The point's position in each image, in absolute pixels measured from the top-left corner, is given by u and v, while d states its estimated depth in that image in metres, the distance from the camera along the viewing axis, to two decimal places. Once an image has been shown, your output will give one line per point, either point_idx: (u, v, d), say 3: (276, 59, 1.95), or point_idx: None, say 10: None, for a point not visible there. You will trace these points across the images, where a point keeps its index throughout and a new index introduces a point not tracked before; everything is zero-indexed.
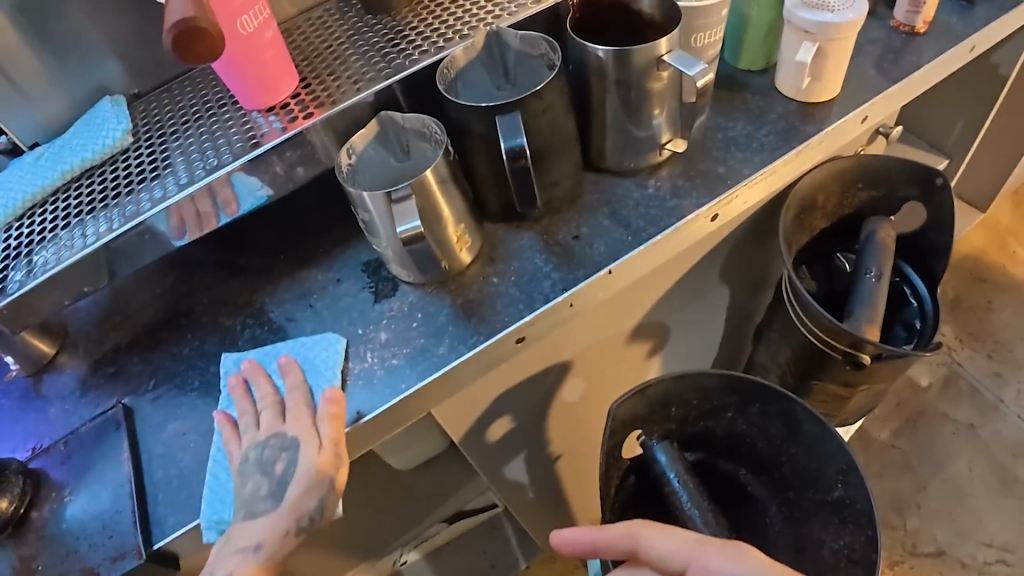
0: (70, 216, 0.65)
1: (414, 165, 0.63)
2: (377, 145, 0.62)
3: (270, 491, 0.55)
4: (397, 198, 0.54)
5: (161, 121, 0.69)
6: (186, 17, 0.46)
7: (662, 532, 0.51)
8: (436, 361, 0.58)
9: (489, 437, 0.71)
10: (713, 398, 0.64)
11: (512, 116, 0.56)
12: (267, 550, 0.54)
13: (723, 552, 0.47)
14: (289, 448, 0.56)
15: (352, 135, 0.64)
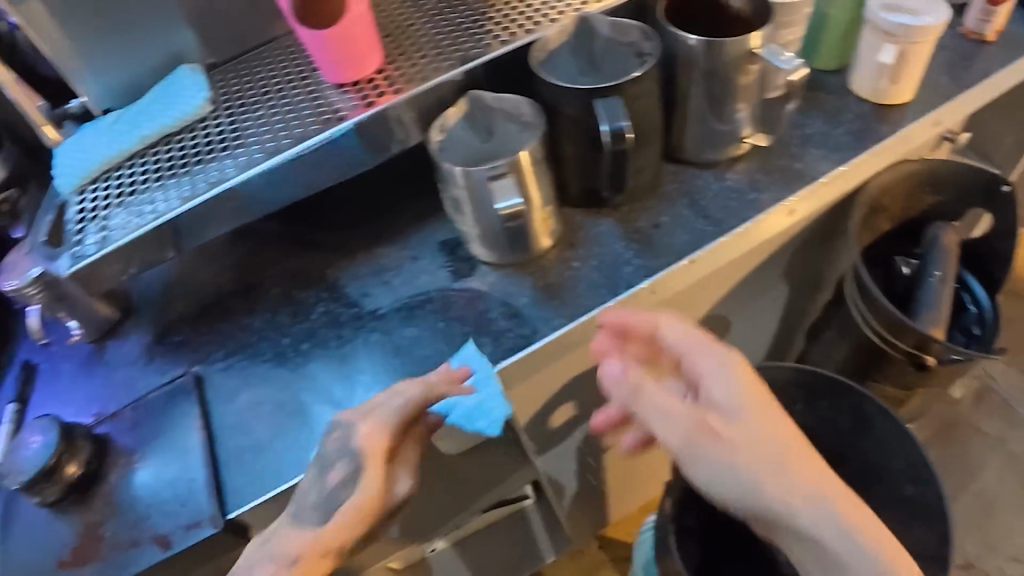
0: (149, 181, 0.65)
1: (504, 147, 0.59)
2: (468, 124, 0.60)
3: (322, 499, 0.49)
4: (494, 177, 0.55)
5: (240, 90, 0.68)
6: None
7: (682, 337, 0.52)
8: (519, 340, 0.58)
9: (552, 422, 0.71)
10: (784, 392, 0.65)
11: (610, 100, 0.55)
12: (300, 567, 0.47)
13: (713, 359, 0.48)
14: (350, 453, 0.49)
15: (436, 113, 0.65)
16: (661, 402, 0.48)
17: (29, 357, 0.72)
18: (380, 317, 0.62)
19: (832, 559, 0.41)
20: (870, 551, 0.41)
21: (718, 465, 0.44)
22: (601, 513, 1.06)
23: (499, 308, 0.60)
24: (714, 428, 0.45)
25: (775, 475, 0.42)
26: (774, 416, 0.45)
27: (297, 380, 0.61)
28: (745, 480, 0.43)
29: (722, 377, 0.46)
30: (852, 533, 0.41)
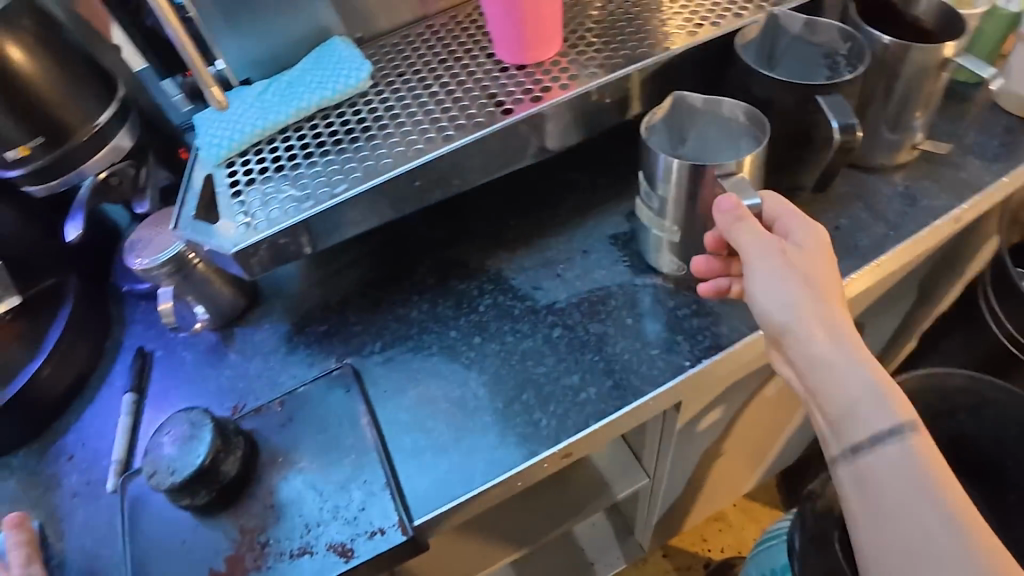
0: (311, 154, 0.61)
1: (699, 154, 0.60)
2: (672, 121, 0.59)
3: None
4: (723, 176, 0.51)
5: (400, 66, 0.65)
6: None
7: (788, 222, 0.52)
8: (718, 340, 0.56)
9: (700, 426, 0.69)
10: (949, 400, 0.65)
11: (833, 97, 0.55)
12: None
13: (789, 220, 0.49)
14: None
15: (617, 103, 0.62)
16: (742, 223, 0.48)
17: (145, 344, 0.67)
18: (558, 311, 0.59)
19: (847, 389, 0.42)
20: (879, 390, 0.42)
21: (773, 285, 0.45)
22: (678, 522, 1.03)
23: (688, 306, 0.58)
24: (780, 254, 0.46)
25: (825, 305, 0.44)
26: (829, 272, 0.46)
27: (473, 376, 0.58)
28: (793, 300, 0.45)
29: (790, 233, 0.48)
30: (873, 372, 0.43)
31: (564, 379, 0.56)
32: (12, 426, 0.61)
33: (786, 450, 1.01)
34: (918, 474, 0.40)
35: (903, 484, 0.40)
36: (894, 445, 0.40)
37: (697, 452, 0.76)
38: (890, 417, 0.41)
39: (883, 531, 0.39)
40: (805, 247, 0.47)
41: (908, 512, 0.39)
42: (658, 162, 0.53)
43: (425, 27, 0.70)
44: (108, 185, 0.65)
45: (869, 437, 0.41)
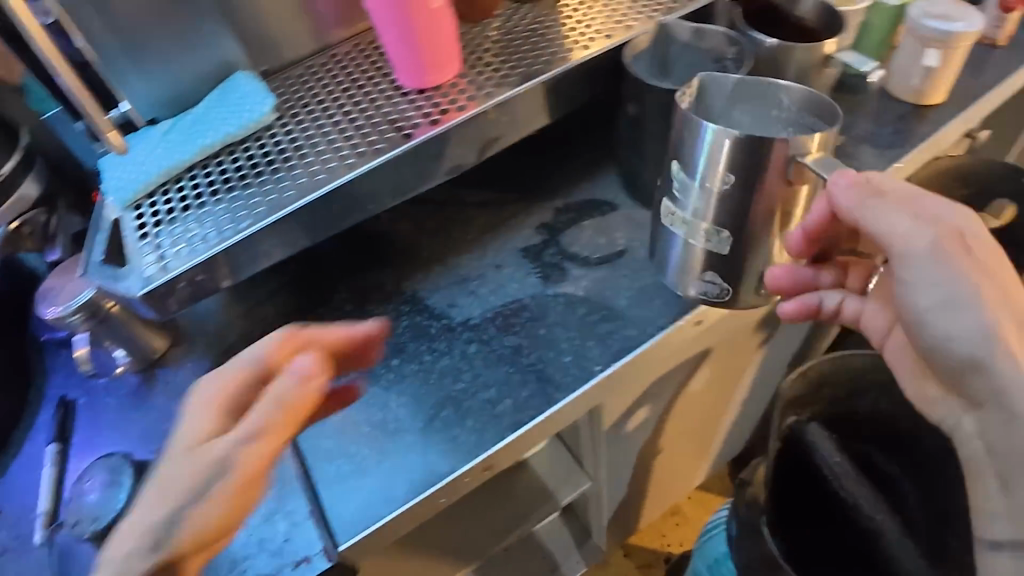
0: (217, 191, 0.61)
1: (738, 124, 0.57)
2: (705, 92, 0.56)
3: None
4: (797, 155, 0.47)
5: (304, 97, 0.66)
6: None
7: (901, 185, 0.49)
8: (628, 342, 0.58)
9: (628, 426, 0.71)
10: (863, 379, 0.67)
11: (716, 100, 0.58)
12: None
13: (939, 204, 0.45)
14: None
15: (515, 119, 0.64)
16: (900, 210, 0.44)
17: (68, 394, 0.67)
18: (474, 327, 0.61)
19: None
20: None
21: (956, 304, 0.42)
22: (632, 520, 1.05)
23: (599, 311, 0.60)
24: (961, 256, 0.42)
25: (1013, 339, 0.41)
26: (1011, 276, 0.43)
27: (392, 397, 0.59)
28: (983, 329, 0.42)
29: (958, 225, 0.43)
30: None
31: (481, 394, 0.57)
32: None
33: (731, 441, 1.03)
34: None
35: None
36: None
37: (633, 451, 0.78)
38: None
39: None
40: (989, 249, 0.43)
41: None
42: (700, 149, 0.49)
43: (328, 56, 0.71)
44: (19, 235, 0.64)
45: None
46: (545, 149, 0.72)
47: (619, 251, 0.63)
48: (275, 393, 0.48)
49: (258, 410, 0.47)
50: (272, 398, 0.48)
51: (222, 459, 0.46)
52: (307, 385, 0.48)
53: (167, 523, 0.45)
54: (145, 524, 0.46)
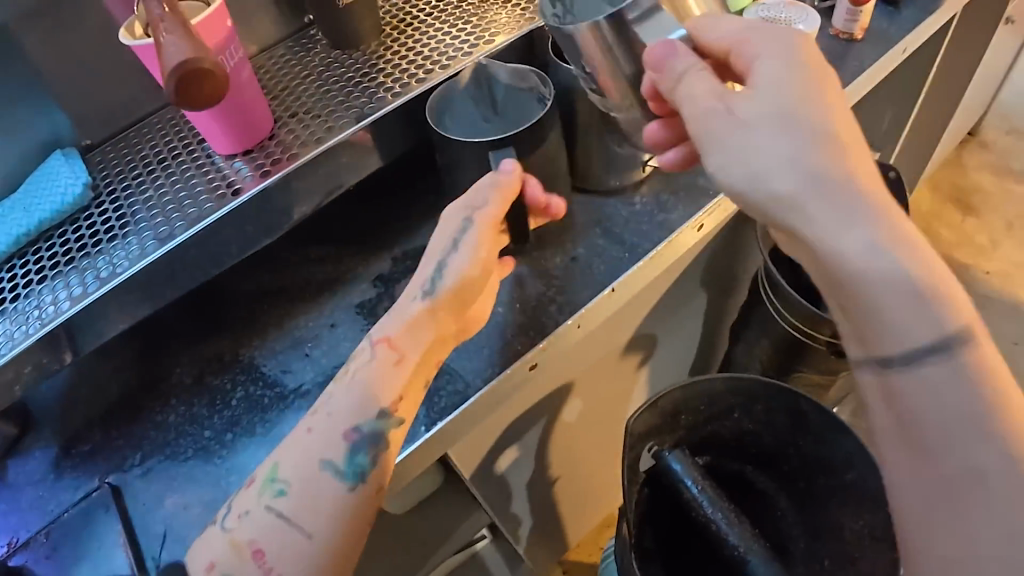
0: (32, 281, 0.59)
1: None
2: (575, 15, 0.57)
3: (332, 487, 0.46)
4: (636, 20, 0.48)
5: (122, 172, 0.65)
6: (190, 58, 0.39)
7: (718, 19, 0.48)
8: (454, 398, 0.57)
9: (496, 467, 0.70)
10: (720, 401, 0.66)
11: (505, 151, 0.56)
12: (297, 517, 0.44)
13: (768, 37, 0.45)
14: (259, 523, 0.45)
15: (334, 172, 0.63)
16: (698, 75, 0.45)
17: None
18: (305, 393, 0.60)
19: (870, 289, 0.39)
20: (894, 252, 0.38)
21: (739, 145, 0.43)
22: (560, 542, 1.05)
23: None
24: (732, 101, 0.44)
25: (808, 151, 0.41)
26: (815, 94, 0.42)
27: (226, 473, 0.58)
28: (779, 152, 0.41)
29: (774, 56, 0.44)
30: (889, 220, 0.39)
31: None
32: None
33: None
34: (972, 388, 0.38)
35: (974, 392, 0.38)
36: (949, 351, 0.39)
37: (518, 486, 0.77)
38: (942, 327, 0.38)
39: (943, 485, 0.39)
40: (788, 77, 0.43)
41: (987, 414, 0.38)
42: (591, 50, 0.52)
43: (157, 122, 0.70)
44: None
45: (916, 355, 0.39)
46: (390, 196, 0.71)
47: None
48: (495, 178, 0.53)
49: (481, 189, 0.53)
50: (483, 197, 0.53)
51: (467, 226, 0.53)
52: (497, 187, 0.53)
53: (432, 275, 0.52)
54: (420, 280, 0.53)
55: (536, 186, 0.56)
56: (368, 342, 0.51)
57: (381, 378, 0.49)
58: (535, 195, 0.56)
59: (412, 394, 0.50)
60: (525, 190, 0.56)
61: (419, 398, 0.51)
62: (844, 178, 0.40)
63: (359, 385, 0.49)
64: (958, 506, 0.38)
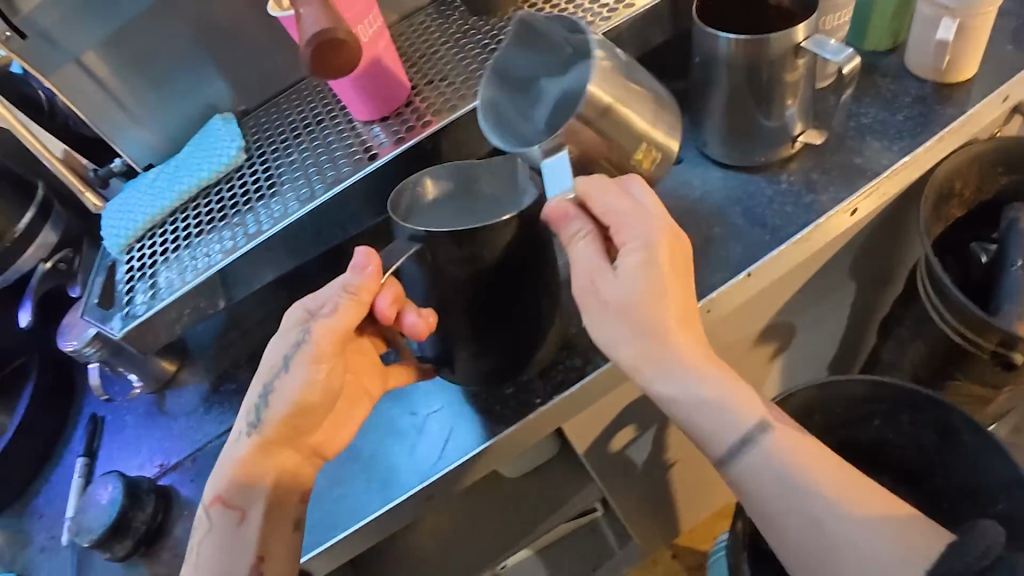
0: (190, 235, 0.65)
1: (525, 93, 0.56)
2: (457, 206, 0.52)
3: None
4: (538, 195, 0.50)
5: (271, 136, 0.69)
6: (324, 29, 0.44)
7: (604, 194, 0.49)
8: (572, 373, 0.56)
9: (611, 446, 0.69)
10: (859, 406, 0.64)
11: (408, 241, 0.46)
12: None
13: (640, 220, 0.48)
14: None
15: (457, 147, 0.63)
16: (584, 244, 0.48)
17: (97, 411, 0.74)
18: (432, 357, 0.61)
19: (695, 407, 0.48)
20: (725, 396, 0.48)
21: (610, 326, 0.48)
22: (672, 528, 1.02)
23: None
24: (600, 287, 0.48)
25: (652, 303, 0.47)
26: (670, 285, 0.47)
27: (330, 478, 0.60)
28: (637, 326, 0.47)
29: (648, 230, 0.47)
30: (709, 377, 0.48)
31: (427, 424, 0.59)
32: None
33: None
34: (778, 464, 0.47)
35: (774, 472, 0.47)
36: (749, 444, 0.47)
37: (632, 466, 0.76)
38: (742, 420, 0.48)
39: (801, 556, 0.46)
40: (654, 257, 0.47)
41: (793, 499, 0.46)
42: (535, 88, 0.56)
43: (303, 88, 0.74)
44: (55, 271, 0.76)
45: (737, 446, 0.48)
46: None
47: None
48: (347, 283, 0.49)
49: (332, 298, 0.50)
50: (333, 306, 0.50)
51: (303, 343, 0.50)
52: (346, 298, 0.49)
53: (257, 407, 0.51)
54: (255, 409, 0.52)
55: (389, 296, 0.49)
56: (204, 504, 0.52)
57: (228, 543, 0.51)
58: (387, 311, 0.49)
59: (281, 545, 0.52)
60: (374, 305, 0.49)
61: (287, 527, 0.53)
62: (672, 357, 0.48)
63: (208, 550, 0.51)
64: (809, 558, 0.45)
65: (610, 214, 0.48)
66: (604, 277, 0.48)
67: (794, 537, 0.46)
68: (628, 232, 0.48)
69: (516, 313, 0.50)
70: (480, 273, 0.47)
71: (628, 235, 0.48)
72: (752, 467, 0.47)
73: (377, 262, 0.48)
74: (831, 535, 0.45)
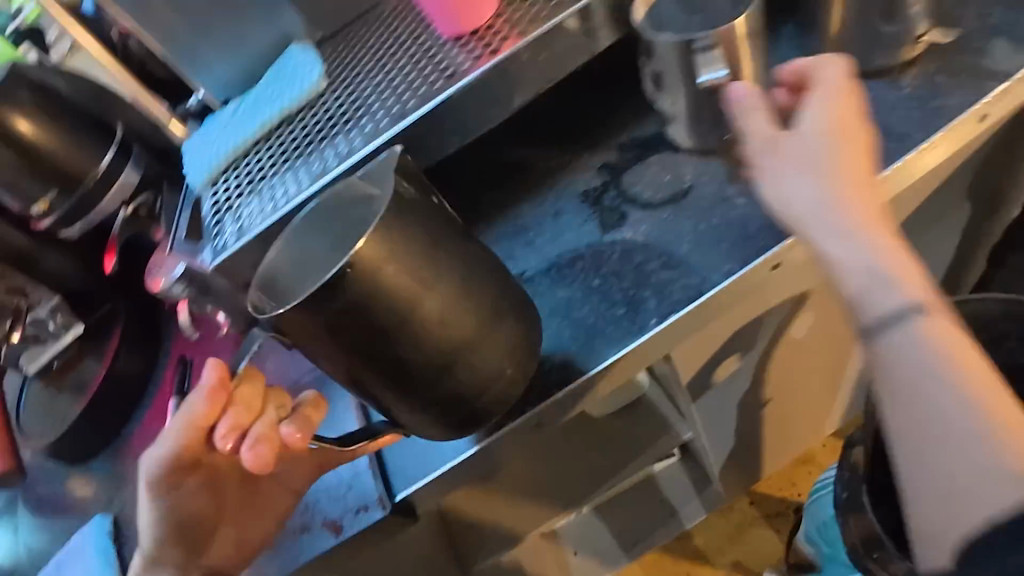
0: (276, 164, 0.62)
1: None
2: (316, 231, 0.48)
3: None
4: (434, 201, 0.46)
5: (351, 60, 0.66)
6: None
7: (817, 87, 0.44)
8: (688, 291, 0.51)
9: (714, 378, 0.66)
10: (989, 327, 0.61)
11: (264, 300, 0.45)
12: None
13: (829, 111, 0.42)
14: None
15: (551, 63, 0.59)
16: (758, 117, 0.44)
17: (185, 353, 0.75)
18: (528, 280, 0.56)
19: (852, 273, 0.39)
20: (891, 270, 0.38)
21: (786, 176, 0.42)
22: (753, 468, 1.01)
23: (658, 258, 0.53)
24: (780, 150, 0.42)
25: (826, 172, 0.41)
26: (857, 172, 0.41)
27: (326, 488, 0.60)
28: (808, 188, 0.41)
29: (830, 114, 0.42)
30: (878, 246, 0.39)
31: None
32: (81, 437, 0.72)
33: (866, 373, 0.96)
34: (930, 356, 0.37)
35: (921, 368, 0.37)
36: (902, 322, 0.37)
37: (729, 400, 0.73)
38: (909, 295, 0.38)
39: (920, 459, 0.37)
40: (832, 137, 0.42)
41: (928, 397, 0.36)
42: None
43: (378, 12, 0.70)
44: (136, 217, 0.74)
45: (887, 317, 0.38)
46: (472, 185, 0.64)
47: (686, 189, 0.56)
48: (187, 405, 0.50)
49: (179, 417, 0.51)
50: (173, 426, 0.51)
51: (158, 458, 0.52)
52: (189, 420, 0.50)
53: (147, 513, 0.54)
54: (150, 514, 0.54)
55: (228, 424, 0.49)
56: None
57: None
58: (225, 437, 0.49)
59: None
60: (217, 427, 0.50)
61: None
62: (841, 223, 0.40)
63: None
64: (924, 455, 0.36)
65: (814, 97, 0.43)
66: (785, 139, 0.43)
67: (917, 427, 0.37)
68: (816, 118, 0.42)
69: (436, 362, 0.45)
70: (358, 315, 0.42)
71: (817, 119, 0.42)
72: (894, 343, 0.37)
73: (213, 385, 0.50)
74: (949, 443, 0.36)
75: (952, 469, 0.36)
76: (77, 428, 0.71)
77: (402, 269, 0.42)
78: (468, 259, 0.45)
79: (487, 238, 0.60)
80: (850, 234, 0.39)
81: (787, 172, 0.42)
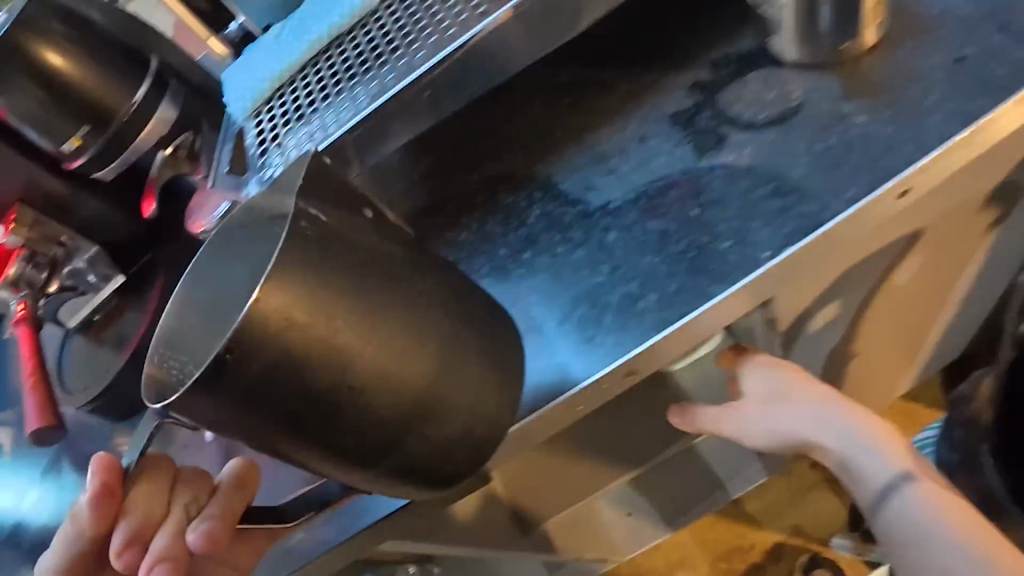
0: (325, 86, 0.56)
1: None
2: (221, 275, 0.42)
3: None
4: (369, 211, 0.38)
5: None
6: None
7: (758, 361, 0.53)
8: (805, 221, 0.44)
9: (811, 325, 0.60)
10: None
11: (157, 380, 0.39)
12: None
13: (812, 390, 0.52)
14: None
15: None
16: (764, 378, 0.52)
17: None
18: (614, 212, 0.48)
19: (869, 461, 0.50)
20: (945, 508, 0.47)
21: (795, 414, 0.52)
22: None
23: (767, 183, 0.46)
24: (824, 410, 0.51)
25: (822, 422, 0.51)
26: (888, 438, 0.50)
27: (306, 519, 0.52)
28: (814, 413, 0.51)
29: (827, 402, 0.51)
30: (898, 462, 0.49)
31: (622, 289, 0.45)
32: (125, 393, 0.67)
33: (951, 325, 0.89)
34: (924, 522, 0.47)
35: (916, 521, 0.47)
36: (900, 490, 0.48)
37: (822, 350, 0.66)
38: (922, 517, 0.47)
39: (912, 553, 0.47)
40: (841, 409, 0.51)
41: (928, 549, 0.47)
42: None
43: None
44: (176, 159, 0.66)
45: (886, 487, 0.49)
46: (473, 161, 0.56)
47: (794, 107, 0.49)
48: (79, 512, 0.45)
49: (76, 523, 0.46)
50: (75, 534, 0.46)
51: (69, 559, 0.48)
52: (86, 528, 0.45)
53: None
54: None
55: (124, 534, 0.44)
56: None
57: None
58: (123, 547, 0.44)
59: None
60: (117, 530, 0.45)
61: None
62: (846, 430, 0.50)
63: None
64: (907, 550, 0.48)
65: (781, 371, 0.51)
66: (744, 405, 0.54)
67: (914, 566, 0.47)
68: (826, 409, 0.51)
69: (392, 428, 0.36)
70: (273, 386, 0.33)
71: (834, 429, 0.51)
72: (899, 515, 0.48)
73: (99, 493, 0.44)
74: (916, 535, 0.47)
75: (924, 562, 0.46)
76: (119, 383, 0.67)
77: (329, 322, 0.34)
78: (419, 292, 0.37)
79: (557, 176, 0.52)
80: (851, 445, 0.50)
81: (821, 418, 0.51)
